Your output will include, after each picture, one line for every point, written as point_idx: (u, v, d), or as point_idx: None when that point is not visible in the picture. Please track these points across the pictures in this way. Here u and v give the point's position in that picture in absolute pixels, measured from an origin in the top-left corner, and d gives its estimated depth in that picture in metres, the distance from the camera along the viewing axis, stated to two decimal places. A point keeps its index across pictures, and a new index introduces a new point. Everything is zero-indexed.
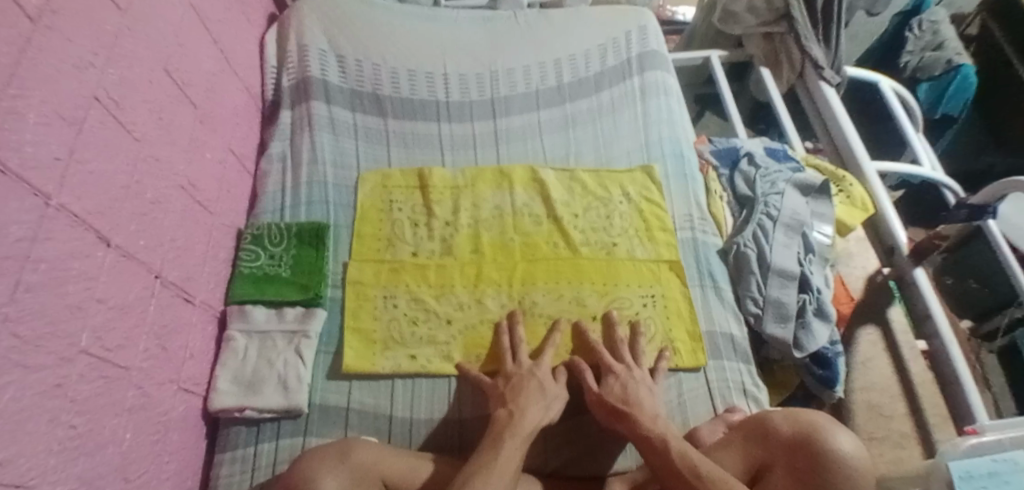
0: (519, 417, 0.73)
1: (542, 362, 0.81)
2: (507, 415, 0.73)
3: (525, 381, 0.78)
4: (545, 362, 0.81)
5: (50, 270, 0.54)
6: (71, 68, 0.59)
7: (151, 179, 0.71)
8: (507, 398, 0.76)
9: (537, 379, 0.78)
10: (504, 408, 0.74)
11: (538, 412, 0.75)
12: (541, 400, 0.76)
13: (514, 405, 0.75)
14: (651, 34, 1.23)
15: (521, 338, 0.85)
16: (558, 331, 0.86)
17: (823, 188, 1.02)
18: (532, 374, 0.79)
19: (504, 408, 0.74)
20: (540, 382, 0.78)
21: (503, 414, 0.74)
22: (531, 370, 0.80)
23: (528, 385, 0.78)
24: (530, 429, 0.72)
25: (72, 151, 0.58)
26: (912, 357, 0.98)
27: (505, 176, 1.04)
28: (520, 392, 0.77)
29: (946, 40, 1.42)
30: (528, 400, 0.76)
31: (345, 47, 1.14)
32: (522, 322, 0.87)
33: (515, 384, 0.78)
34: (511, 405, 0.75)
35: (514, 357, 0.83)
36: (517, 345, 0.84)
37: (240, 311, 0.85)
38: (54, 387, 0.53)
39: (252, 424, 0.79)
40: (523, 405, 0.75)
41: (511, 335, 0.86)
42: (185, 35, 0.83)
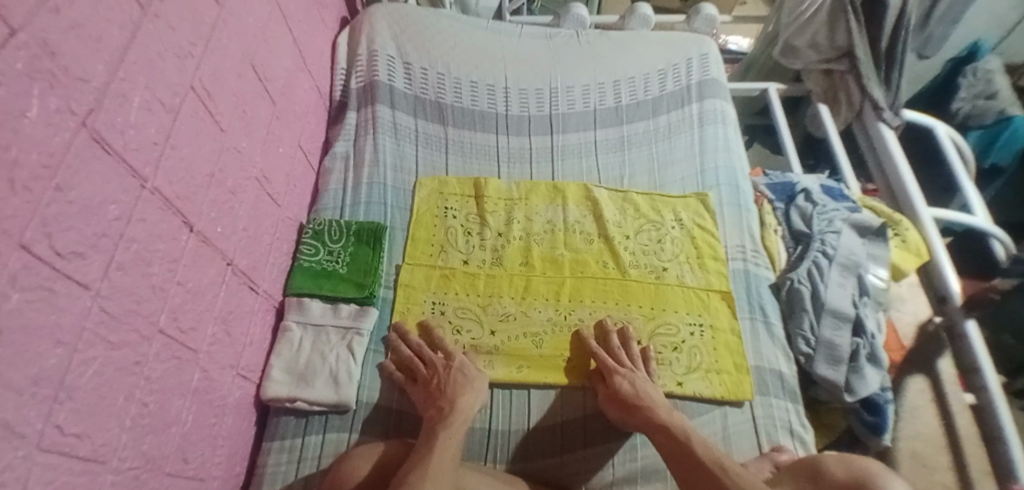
0: (449, 409, 0.74)
1: (455, 354, 0.83)
2: (438, 411, 0.75)
3: (446, 377, 0.79)
4: (457, 357, 0.82)
5: (141, 250, 0.56)
6: (172, 57, 0.61)
7: (232, 169, 0.74)
8: (436, 397, 0.77)
9: (456, 371, 0.80)
10: (435, 408, 0.76)
11: (467, 401, 0.76)
12: (468, 389, 0.78)
13: (443, 402, 0.76)
14: (712, 62, 1.23)
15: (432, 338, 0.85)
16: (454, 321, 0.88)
17: (881, 231, 1.00)
18: (450, 367, 0.80)
19: (434, 407, 0.76)
20: (461, 373, 0.80)
21: (434, 412, 0.75)
22: (446, 365, 0.81)
23: (451, 379, 0.79)
24: (464, 419, 0.74)
25: (167, 136, 0.60)
26: (959, 412, 0.92)
27: (559, 192, 1.05)
28: (445, 387, 0.78)
29: (1000, 90, 1.39)
30: (454, 391, 0.77)
31: (412, 54, 1.17)
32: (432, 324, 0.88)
33: (439, 384, 0.79)
34: (441, 402, 0.76)
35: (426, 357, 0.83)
36: (421, 344, 0.84)
37: (297, 302, 0.87)
38: (132, 364, 0.55)
39: (301, 415, 0.80)
40: (451, 399, 0.76)
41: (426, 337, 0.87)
42: (270, 32, 0.87)
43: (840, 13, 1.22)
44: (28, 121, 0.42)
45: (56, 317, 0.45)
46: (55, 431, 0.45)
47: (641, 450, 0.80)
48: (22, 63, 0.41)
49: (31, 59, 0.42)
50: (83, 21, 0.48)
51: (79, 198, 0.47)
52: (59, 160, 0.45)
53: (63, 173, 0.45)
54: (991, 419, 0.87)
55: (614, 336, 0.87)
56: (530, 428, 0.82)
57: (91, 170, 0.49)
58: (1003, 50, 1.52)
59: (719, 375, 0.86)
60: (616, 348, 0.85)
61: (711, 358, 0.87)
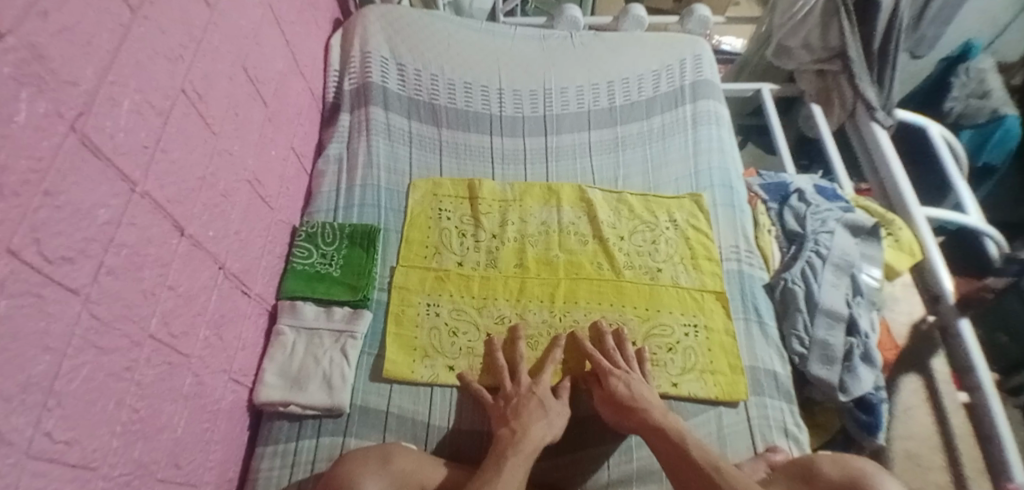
0: (523, 433, 0.73)
1: (541, 380, 0.82)
2: (510, 432, 0.74)
3: (526, 400, 0.78)
4: (544, 380, 0.82)
5: (131, 255, 0.55)
6: (163, 60, 0.61)
7: (224, 172, 0.73)
8: (510, 418, 0.76)
9: (537, 397, 0.79)
10: (507, 427, 0.75)
11: (541, 428, 0.75)
12: (542, 416, 0.77)
13: (517, 424, 0.75)
14: (706, 63, 1.23)
15: (522, 354, 0.86)
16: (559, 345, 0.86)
17: (874, 230, 1.01)
18: (532, 393, 0.79)
19: (506, 427, 0.75)
20: (540, 400, 0.79)
21: (506, 432, 0.74)
22: (530, 390, 0.80)
23: (529, 403, 0.78)
24: (535, 446, 0.73)
25: (158, 140, 0.60)
26: (954, 410, 0.92)
27: (553, 193, 1.05)
28: (521, 411, 0.77)
29: (993, 89, 1.40)
30: (530, 417, 0.76)
31: (405, 55, 1.17)
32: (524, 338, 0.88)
33: (516, 405, 0.78)
34: (514, 424, 0.75)
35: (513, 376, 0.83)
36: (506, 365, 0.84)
37: (290, 306, 0.86)
38: (123, 369, 0.54)
39: (294, 419, 0.80)
40: (525, 423, 0.75)
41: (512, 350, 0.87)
42: (262, 34, 0.86)
43: (832, 15, 1.23)
44: (17, 125, 0.41)
45: (45, 323, 0.45)
46: (45, 438, 0.45)
47: (636, 451, 0.80)
48: (10, 67, 0.41)
49: (19, 63, 0.42)
50: (72, 24, 0.48)
51: (68, 203, 0.47)
52: (48, 164, 0.45)
53: (51, 178, 0.45)
54: (983, 415, 0.87)
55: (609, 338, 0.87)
56: None
57: (80, 174, 0.48)
58: (994, 49, 1.53)
59: (714, 376, 0.86)
60: (611, 349, 0.85)
61: (707, 360, 0.87)
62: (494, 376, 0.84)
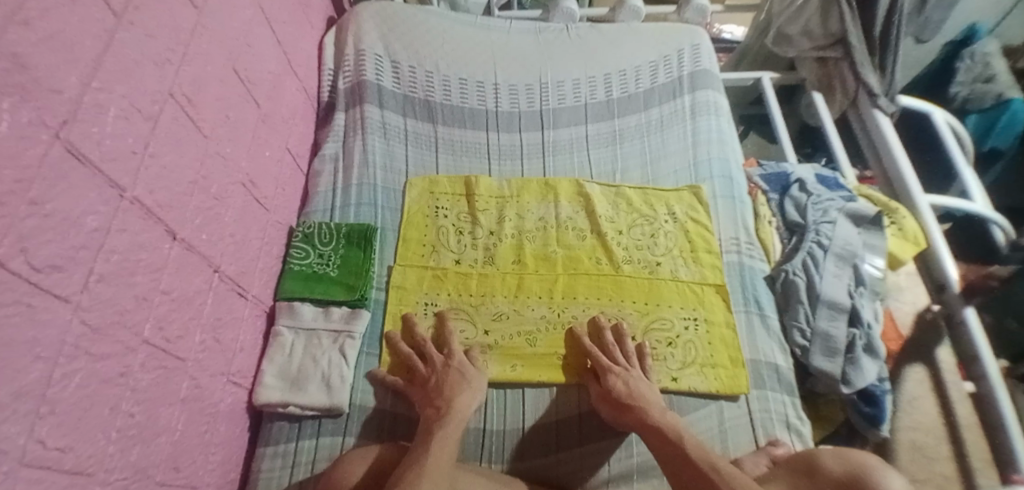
0: (447, 407, 0.74)
1: (454, 353, 0.82)
2: (436, 410, 0.74)
3: (446, 376, 0.79)
4: (458, 355, 0.82)
5: (122, 261, 0.55)
6: (150, 64, 0.61)
7: (217, 175, 0.73)
8: (433, 396, 0.76)
9: (455, 370, 0.79)
10: (432, 406, 0.75)
11: (465, 400, 0.76)
12: (465, 388, 0.78)
13: (441, 401, 0.75)
14: (704, 53, 1.22)
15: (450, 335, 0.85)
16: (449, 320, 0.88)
17: (877, 219, 0.99)
18: (450, 366, 0.80)
19: (431, 407, 0.75)
20: (459, 371, 0.80)
21: (432, 411, 0.75)
22: (447, 363, 0.81)
23: (449, 377, 0.78)
24: (461, 419, 0.74)
25: (147, 145, 0.60)
26: (959, 400, 0.91)
27: (550, 188, 1.05)
28: (443, 386, 0.77)
29: (998, 73, 1.37)
30: (451, 390, 0.77)
31: (400, 52, 1.16)
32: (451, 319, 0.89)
33: (437, 383, 0.78)
34: (438, 401, 0.75)
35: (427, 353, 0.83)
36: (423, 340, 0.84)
37: (288, 307, 0.86)
38: (117, 375, 0.54)
39: (293, 420, 0.80)
40: (449, 398, 0.76)
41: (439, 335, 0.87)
42: (253, 35, 0.85)
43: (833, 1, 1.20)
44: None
45: (35, 332, 0.44)
46: (39, 446, 0.45)
47: (637, 447, 0.80)
48: None
49: (1, 72, 0.42)
50: (56, 32, 0.48)
51: (55, 212, 0.47)
52: (33, 173, 0.44)
53: (38, 186, 0.45)
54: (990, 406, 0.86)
55: (603, 332, 0.87)
56: (524, 428, 0.82)
57: (66, 182, 0.48)
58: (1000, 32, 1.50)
59: (714, 369, 0.86)
60: (610, 345, 0.85)
61: (706, 353, 0.87)
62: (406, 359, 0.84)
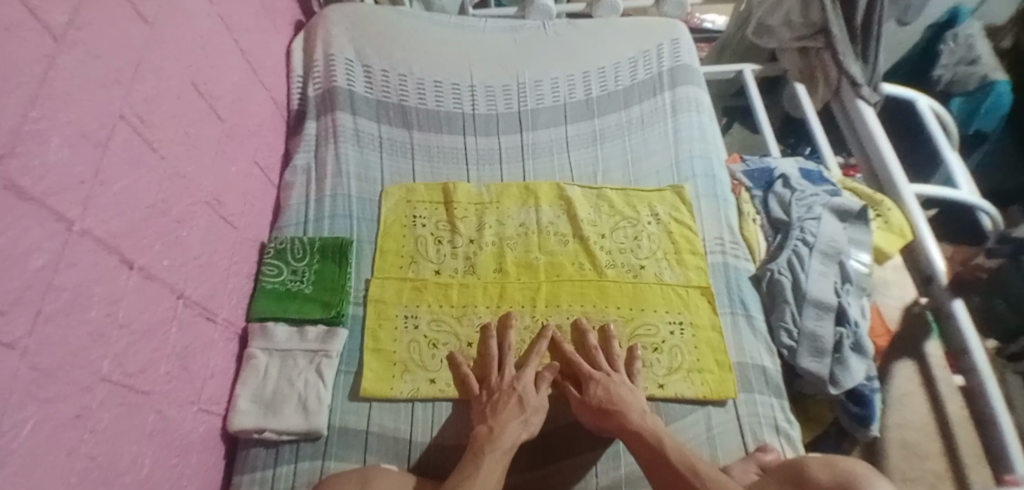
0: (499, 431, 0.72)
1: (525, 374, 0.80)
2: (488, 429, 0.73)
3: (505, 397, 0.77)
4: (528, 372, 0.81)
5: (73, 297, 0.51)
6: (97, 86, 0.57)
7: (177, 196, 0.69)
8: (488, 414, 0.75)
9: (517, 394, 0.77)
10: (485, 424, 0.74)
11: (518, 425, 0.74)
12: (520, 415, 0.76)
13: (495, 421, 0.74)
14: (684, 48, 1.19)
15: (510, 344, 0.84)
16: (513, 326, 0.86)
17: (862, 214, 0.97)
18: (513, 389, 0.78)
19: (484, 425, 0.74)
20: (521, 397, 0.77)
21: (484, 430, 0.73)
22: (512, 385, 0.79)
23: (508, 400, 0.76)
24: (512, 445, 0.72)
25: (97, 173, 0.55)
26: (950, 396, 0.90)
27: (531, 193, 1.02)
28: (499, 408, 0.76)
29: (981, 55, 1.34)
30: (509, 415, 0.75)
31: (372, 56, 1.13)
32: (516, 325, 0.87)
33: (495, 402, 0.77)
34: (492, 421, 0.74)
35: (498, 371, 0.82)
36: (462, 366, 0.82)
37: (261, 328, 0.83)
38: (74, 418, 0.51)
39: (271, 445, 0.77)
40: (504, 420, 0.74)
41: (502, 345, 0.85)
42: (213, 46, 0.82)
43: None
44: None
45: None
46: None
47: (623, 457, 0.78)
48: None
49: None
50: None
51: None
52: None
53: None
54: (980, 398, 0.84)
55: (585, 335, 0.86)
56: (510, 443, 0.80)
57: (9, 218, 0.44)
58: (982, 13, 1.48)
59: (701, 375, 0.84)
60: (593, 349, 0.85)
61: (693, 358, 0.85)
62: (484, 364, 0.84)
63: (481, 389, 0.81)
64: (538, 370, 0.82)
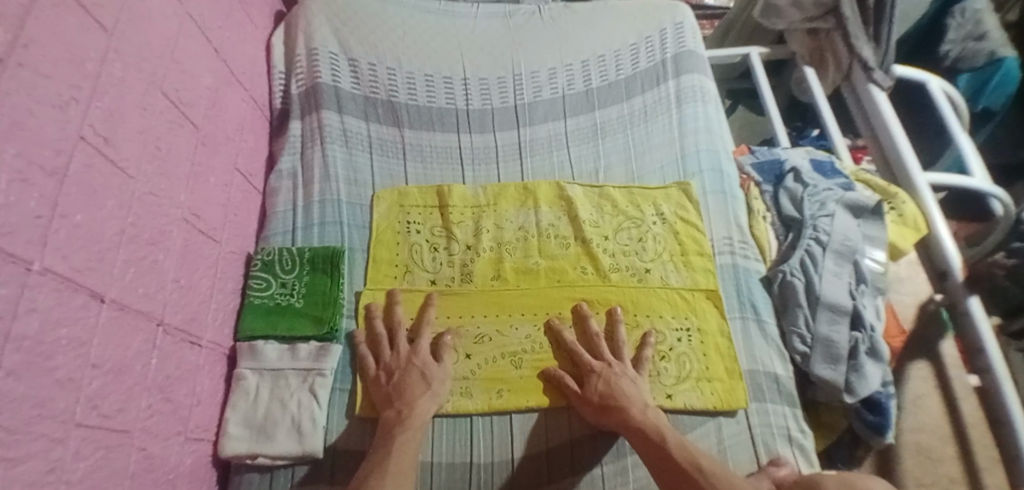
0: (408, 412, 0.73)
1: (421, 347, 0.80)
2: (396, 414, 0.73)
3: (407, 374, 0.77)
4: (424, 344, 0.80)
5: (36, 345, 0.47)
6: (50, 108, 0.51)
7: (149, 217, 0.65)
8: (394, 398, 0.74)
9: (417, 369, 0.77)
10: (392, 409, 0.74)
11: (426, 403, 0.74)
12: (426, 389, 0.76)
13: (402, 403, 0.74)
14: (688, 32, 1.13)
15: (398, 318, 0.83)
16: (399, 304, 0.84)
17: (877, 209, 0.93)
18: (413, 364, 0.78)
19: (392, 409, 0.74)
20: (422, 370, 0.77)
21: (392, 415, 0.73)
22: (410, 360, 0.78)
23: (412, 378, 0.76)
24: (422, 422, 0.72)
25: (54, 205, 0.51)
26: (965, 395, 0.87)
27: (529, 193, 0.97)
28: (404, 388, 0.75)
29: (990, 30, 1.23)
30: (416, 394, 0.75)
31: (357, 49, 1.07)
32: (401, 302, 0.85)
33: (398, 382, 0.76)
34: (399, 403, 0.74)
35: (392, 344, 0.81)
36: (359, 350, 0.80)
37: (250, 347, 0.80)
38: (46, 473, 0.47)
39: (264, 470, 0.74)
40: (409, 401, 0.74)
41: (396, 318, 0.83)
42: (181, 48, 0.76)
43: None
44: None
45: None
46: None
47: (632, 472, 0.74)
48: None
49: None
50: None
51: None
52: None
53: None
54: (995, 400, 0.79)
55: (585, 324, 0.84)
56: (513, 460, 0.76)
57: None
58: None
59: (712, 384, 0.81)
60: (595, 338, 0.82)
61: (703, 368, 0.82)
62: (377, 341, 0.82)
63: (377, 367, 0.79)
64: (435, 340, 0.81)
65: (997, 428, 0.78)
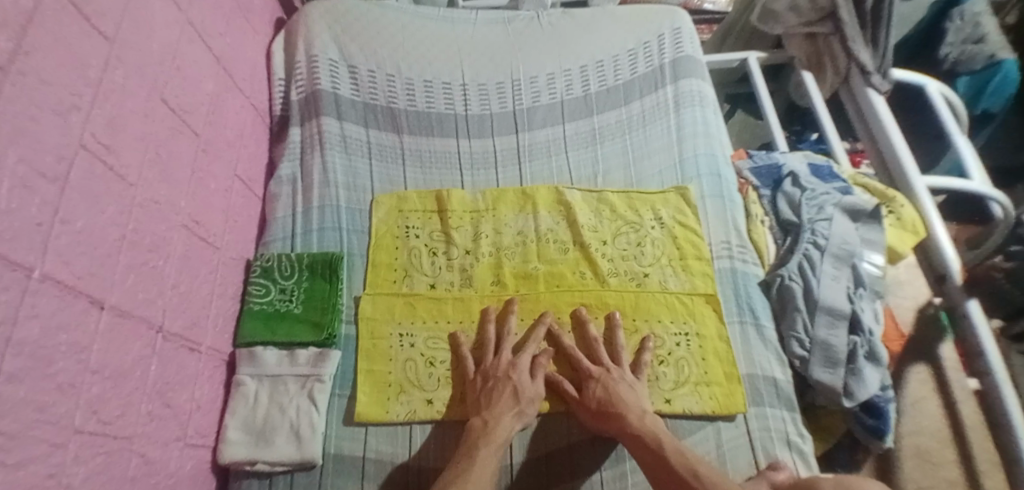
0: (494, 424, 0.72)
1: (520, 361, 0.79)
2: (481, 423, 0.73)
3: (500, 385, 0.77)
4: (524, 358, 0.80)
5: (36, 350, 0.47)
6: (51, 115, 0.52)
7: (149, 224, 0.65)
8: (483, 408, 0.75)
9: (512, 383, 0.77)
10: (478, 417, 0.74)
11: (514, 421, 0.73)
12: (514, 405, 0.75)
13: (489, 413, 0.74)
14: (686, 36, 1.13)
15: (510, 329, 0.83)
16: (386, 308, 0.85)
17: (875, 213, 0.93)
18: (508, 378, 0.77)
19: (479, 417, 0.74)
20: (515, 387, 0.76)
21: (478, 423, 0.73)
22: (508, 373, 0.78)
23: (502, 389, 0.76)
24: (506, 439, 0.72)
25: (55, 211, 0.51)
26: (964, 398, 0.87)
27: (528, 198, 0.98)
28: (494, 398, 0.75)
29: (988, 33, 1.24)
30: (502, 408, 0.74)
31: (356, 55, 1.08)
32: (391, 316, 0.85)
33: (488, 393, 0.76)
34: (486, 413, 0.74)
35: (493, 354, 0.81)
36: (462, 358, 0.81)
37: (249, 353, 0.80)
38: (46, 478, 0.47)
39: (263, 476, 0.74)
40: (498, 412, 0.74)
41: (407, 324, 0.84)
42: (183, 56, 0.76)
43: None
44: None
45: None
46: None
47: (631, 478, 0.74)
48: None
49: None
50: None
51: None
52: None
53: None
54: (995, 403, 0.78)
55: (584, 329, 0.84)
56: (512, 463, 0.76)
57: None
58: None
59: (711, 388, 0.81)
60: (593, 343, 0.82)
61: (701, 372, 0.82)
62: (480, 348, 0.83)
63: (475, 374, 0.80)
64: (533, 356, 0.80)
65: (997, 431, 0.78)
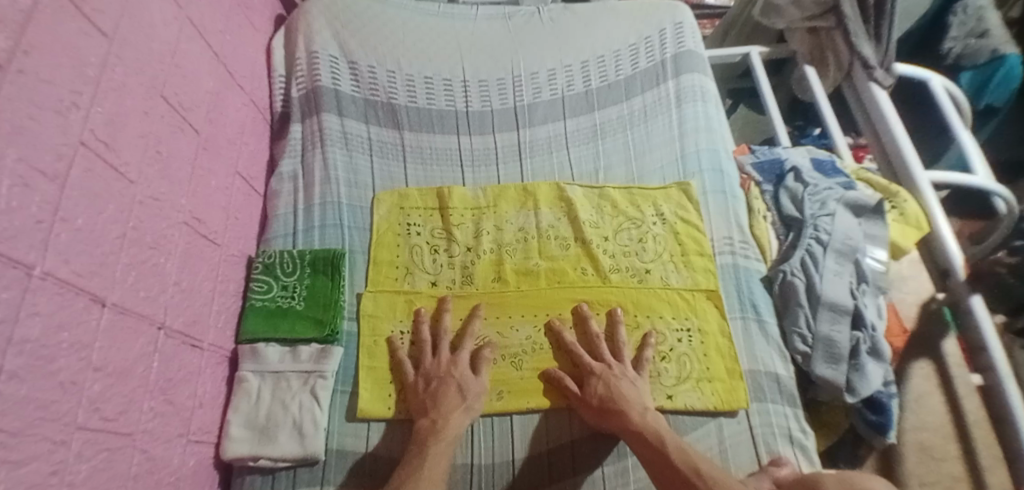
0: (443, 423, 0.73)
1: (461, 358, 0.79)
2: (429, 423, 0.73)
3: (444, 384, 0.77)
4: (464, 356, 0.80)
5: (37, 348, 0.47)
6: (50, 113, 0.52)
7: (150, 221, 0.65)
8: (429, 407, 0.75)
9: (456, 382, 0.77)
10: (426, 417, 0.74)
11: (461, 417, 0.74)
12: (461, 402, 0.75)
13: (435, 412, 0.74)
14: (688, 32, 1.13)
15: (444, 326, 0.83)
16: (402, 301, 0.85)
17: (879, 208, 0.92)
18: (451, 375, 0.78)
19: (426, 418, 0.74)
20: (460, 385, 0.77)
21: (425, 423, 0.73)
22: (450, 371, 0.78)
23: (447, 388, 0.76)
24: (456, 436, 0.72)
25: (56, 210, 0.51)
26: (967, 394, 0.86)
27: (529, 195, 0.97)
28: (440, 397, 0.75)
29: (992, 27, 1.23)
30: (449, 406, 0.75)
31: (356, 52, 1.07)
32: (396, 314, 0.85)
33: (433, 391, 0.76)
34: (433, 413, 0.74)
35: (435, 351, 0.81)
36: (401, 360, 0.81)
37: (252, 349, 0.80)
38: (49, 475, 0.47)
39: (266, 472, 0.75)
40: (445, 412, 0.74)
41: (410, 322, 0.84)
42: (182, 53, 0.76)
43: None
44: None
45: None
46: None
47: (632, 473, 0.74)
48: None
49: None
50: None
51: None
52: None
53: None
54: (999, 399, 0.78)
55: (586, 325, 0.84)
56: (514, 460, 0.76)
57: None
58: None
59: (713, 384, 0.81)
60: (595, 339, 0.82)
61: (704, 368, 0.82)
62: (416, 345, 0.83)
63: (417, 374, 0.80)
64: (475, 351, 0.81)
65: (1002, 427, 0.77)
